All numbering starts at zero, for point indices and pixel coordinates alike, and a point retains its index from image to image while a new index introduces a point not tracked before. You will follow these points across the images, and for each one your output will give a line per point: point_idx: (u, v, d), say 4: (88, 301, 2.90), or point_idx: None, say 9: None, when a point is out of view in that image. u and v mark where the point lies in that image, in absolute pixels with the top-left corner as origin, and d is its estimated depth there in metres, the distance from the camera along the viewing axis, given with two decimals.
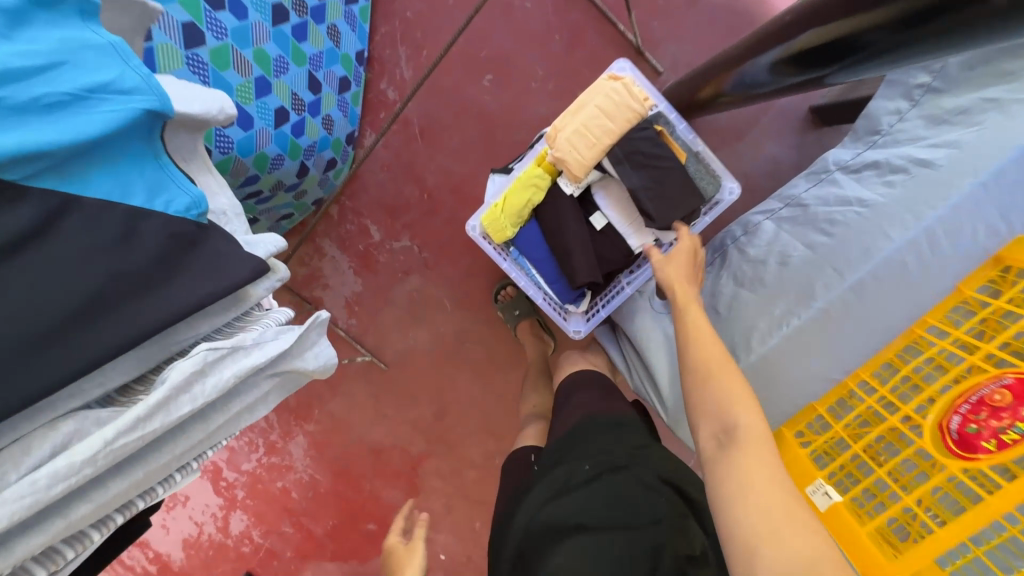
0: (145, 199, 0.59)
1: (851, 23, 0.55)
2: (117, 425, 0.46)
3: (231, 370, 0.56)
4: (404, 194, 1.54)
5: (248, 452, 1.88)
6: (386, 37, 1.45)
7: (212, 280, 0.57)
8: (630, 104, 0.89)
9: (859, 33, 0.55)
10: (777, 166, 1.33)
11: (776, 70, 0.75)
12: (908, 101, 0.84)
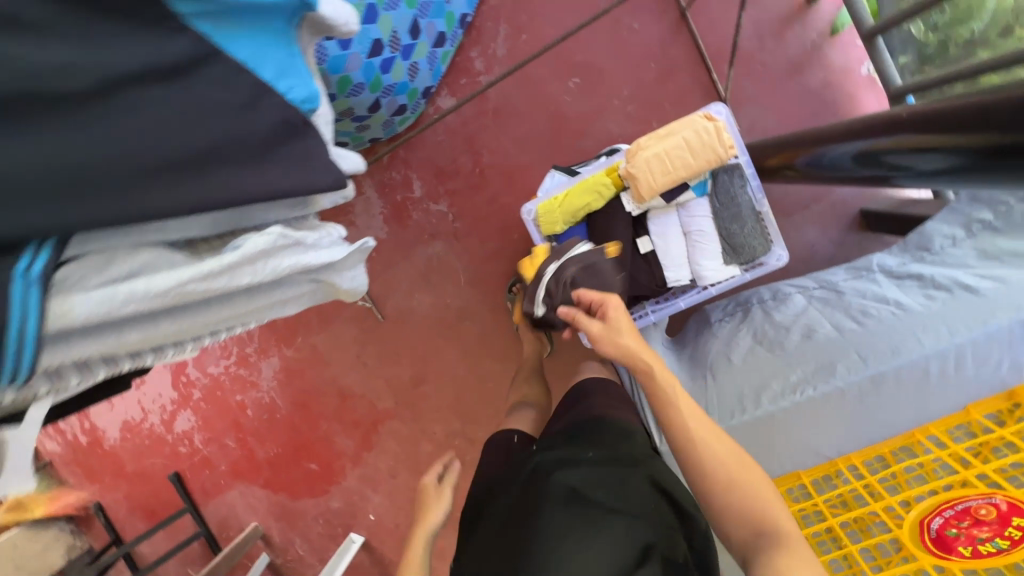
0: (273, 77, 0.53)
1: (937, 139, 0.59)
2: (191, 270, 0.46)
3: (291, 260, 0.58)
4: (458, 162, 1.55)
5: (218, 356, 1.89)
6: (492, 9, 1.44)
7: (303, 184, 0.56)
8: (714, 147, 0.91)
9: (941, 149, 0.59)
10: (812, 253, 1.37)
11: (847, 160, 0.79)
12: (966, 230, 0.89)
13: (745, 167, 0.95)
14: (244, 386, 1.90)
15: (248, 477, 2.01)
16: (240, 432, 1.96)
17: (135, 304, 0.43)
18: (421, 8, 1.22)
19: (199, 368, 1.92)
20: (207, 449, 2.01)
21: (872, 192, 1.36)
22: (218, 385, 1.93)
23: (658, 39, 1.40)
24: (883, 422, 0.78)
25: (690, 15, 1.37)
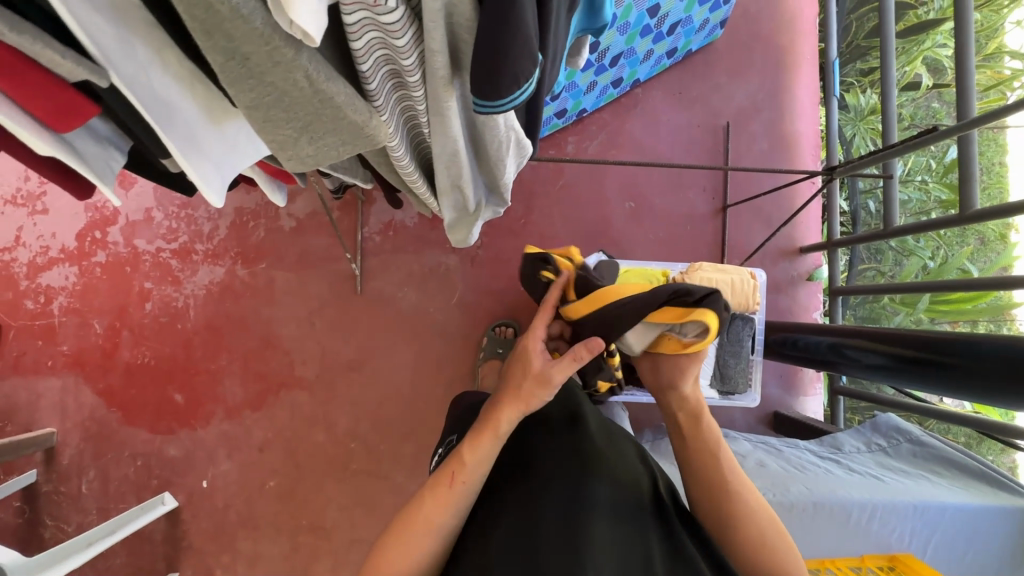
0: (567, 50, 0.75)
1: (886, 346, 0.90)
2: (520, 129, 0.55)
3: (512, 176, 0.68)
4: (510, 206, 1.71)
5: (157, 234, 1.67)
6: (601, 119, 1.73)
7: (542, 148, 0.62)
8: (746, 297, 1.16)
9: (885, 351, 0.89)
10: (733, 425, 1.64)
11: (816, 346, 1.09)
12: (866, 446, 1.19)
13: (755, 323, 1.25)
14: (163, 278, 1.67)
15: (87, 374, 1.66)
16: (117, 321, 1.67)
17: (500, 125, 0.51)
18: (569, 85, 1.46)
19: (124, 233, 1.67)
20: (60, 319, 1.66)
21: (787, 400, 1.67)
22: (132, 262, 1.67)
23: (701, 214, 1.73)
24: (807, 546, 0.93)
25: (729, 211, 1.72)
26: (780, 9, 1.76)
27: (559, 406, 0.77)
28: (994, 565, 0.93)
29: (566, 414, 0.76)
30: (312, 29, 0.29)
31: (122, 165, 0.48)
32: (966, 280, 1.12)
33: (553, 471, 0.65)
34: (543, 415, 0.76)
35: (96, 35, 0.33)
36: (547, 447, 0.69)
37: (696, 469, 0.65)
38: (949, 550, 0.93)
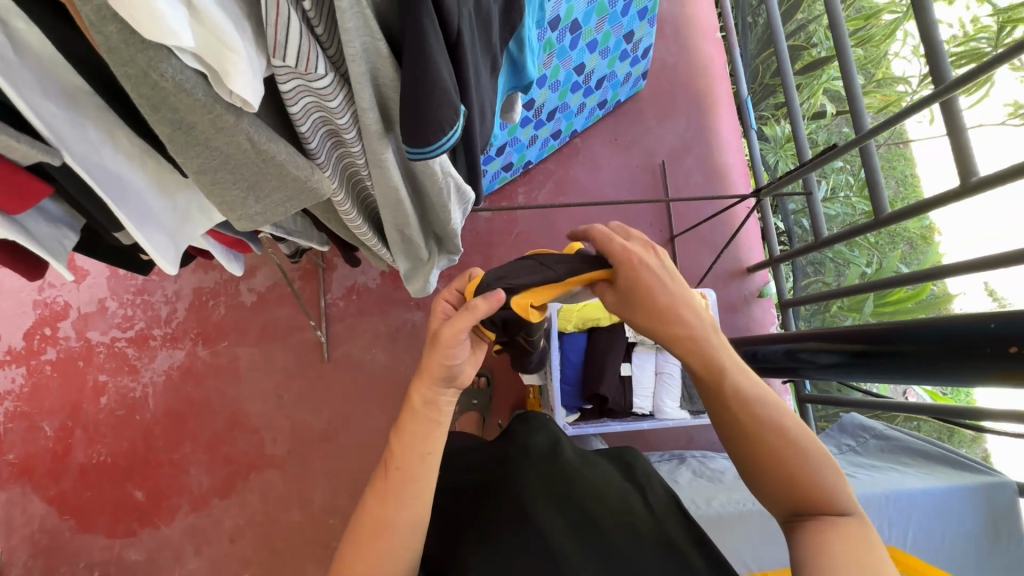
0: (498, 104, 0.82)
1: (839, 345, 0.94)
2: (458, 176, 0.60)
3: (459, 222, 0.73)
4: (469, 257, 1.76)
5: (112, 324, 1.63)
6: (547, 169, 1.83)
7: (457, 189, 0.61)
8: None
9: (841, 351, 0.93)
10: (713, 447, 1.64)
11: (772, 355, 1.13)
12: (838, 448, 1.23)
13: None
14: (118, 368, 1.61)
15: (37, 482, 1.55)
16: (69, 419, 1.58)
17: (435, 172, 0.56)
18: (512, 140, 1.56)
19: (76, 327, 1.62)
20: (6, 426, 1.56)
21: None
22: (85, 356, 1.61)
23: None
24: None
25: (676, 241, 1.82)
26: (694, 59, 1.96)
27: (536, 436, 0.77)
28: (966, 546, 0.95)
29: (543, 444, 0.76)
30: (249, 95, 0.33)
31: (75, 243, 0.50)
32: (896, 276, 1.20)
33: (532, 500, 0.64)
34: (522, 445, 0.75)
35: (49, 120, 0.36)
36: (526, 477, 0.69)
37: (716, 404, 0.50)
38: (924, 535, 0.95)
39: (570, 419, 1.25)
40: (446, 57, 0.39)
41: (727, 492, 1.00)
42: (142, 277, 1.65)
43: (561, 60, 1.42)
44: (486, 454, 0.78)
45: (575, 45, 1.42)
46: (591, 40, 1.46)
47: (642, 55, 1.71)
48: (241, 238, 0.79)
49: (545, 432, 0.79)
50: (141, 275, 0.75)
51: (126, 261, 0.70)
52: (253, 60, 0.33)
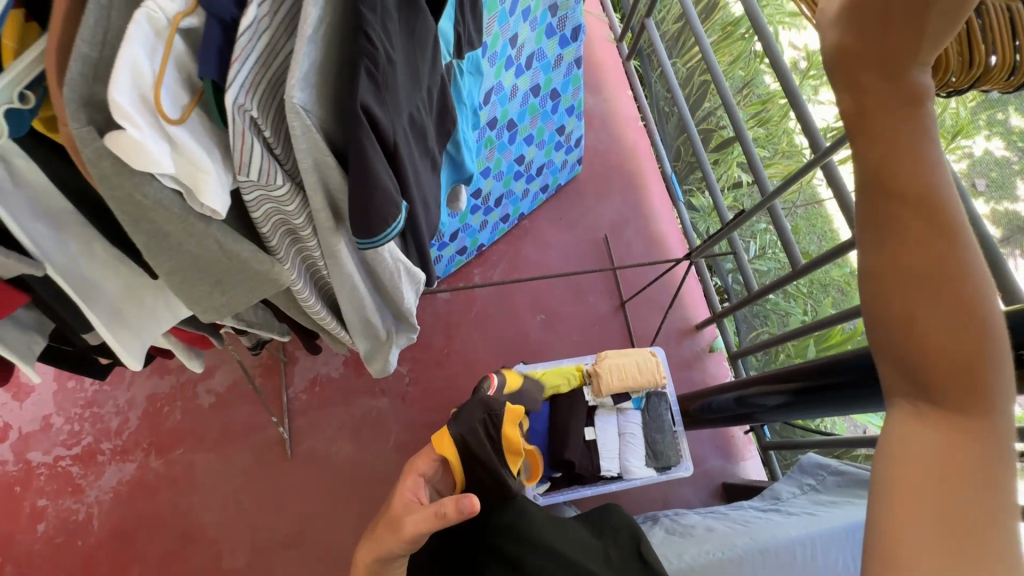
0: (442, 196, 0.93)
1: (779, 386, 1.02)
2: (407, 260, 0.68)
3: (413, 302, 0.79)
4: (431, 339, 1.80)
5: (56, 442, 1.55)
6: (500, 249, 1.95)
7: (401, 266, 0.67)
8: (653, 373, 1.30)
9: (781, 392, 1.01)
10: (689, 506, 1.64)
11: (723, 404, 1.19)
12: (800, 489, 1.27)
13: (669, 397, 1.36)
14: (60, 490, 1.51)
15: None
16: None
17: (385, 258, 0.63)
18: (463, 226, 1.68)
19: (15, 449, 1.53)
20: None
21: (731, 469, 1.73)
22: (23, 480, 1.50)
23: (605, 313, 1.93)
24: None
25: (627, 306, 1.94)
26: (622, 145, 2.21)
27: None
28: None
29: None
30: (217, 205, 0.40)
31: (43, 347, 0.53)
32: (832, 315, 1.34)
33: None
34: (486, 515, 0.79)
35: (37, 238, 0.42)
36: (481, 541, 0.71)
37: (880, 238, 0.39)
38: None
39: (540, 490, 1.25)
40: (385, 163, 0.48)
41: (697, 545, 1.02)
42: (92, 389, 1.60)
43: (501, 153, 1.58)
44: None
45: (513, 140, 1.60)
46: (526, 135, 1.64)
47: (575, 144, 1.91)
48: (202, 335, 0.82)
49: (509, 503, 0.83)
50: (99, 380, 0.76)
51: (85, 367, 0.72)
52: (222, 178, 0.40)
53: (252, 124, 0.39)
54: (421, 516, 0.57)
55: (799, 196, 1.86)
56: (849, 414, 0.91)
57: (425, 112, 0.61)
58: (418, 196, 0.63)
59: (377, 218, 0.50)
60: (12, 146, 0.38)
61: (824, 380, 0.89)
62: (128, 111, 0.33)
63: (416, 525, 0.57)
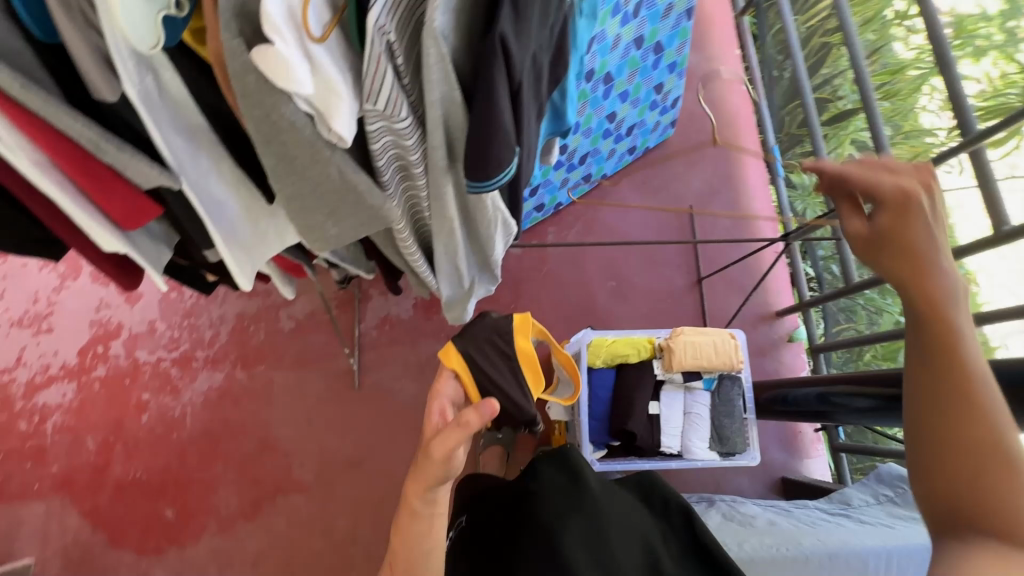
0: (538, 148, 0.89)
1: (873, 389, 0.92)
2: (506, 210, 0.66)
3: (501, 253, 0.78)
4: (499, 293, 1.80)
5: (159, 345, 1.72)
6: (577, 210, 1.90)
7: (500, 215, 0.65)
8: (729, 356, 1.23)
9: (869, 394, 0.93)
10: (742, 494, 1.60)
11: (799, 398, 1.12)
12: (875, 498, 1.19)
13: (742, 382, 1.29)
14: (161, 387, 1.69)
15: (75, 494, 1.60)
16: (111, 435, 1.65)
17: (487, 204, 0.61)
18: (545, 182, 1.63)
19: (126, 346, 1.71)
20: (53, 439, 1.64)
21: (792, 464, 1.66)
22: (132, 374, 1.69)
23: (679, 288, 1.85)
24: None
25: (703, 283, 1.84)
26: (721, 109, 2.04)
27: (554, 467, 0.79)
28: None
29: (565, 475, 0.77)
30: (347, 132, 0.39)
31: (169, 258, 0.57)
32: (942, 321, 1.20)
33: (561, 524, 0.67)
34: (557, 467, 0.78)
35: (174, 150, 0.43)
36: (549, 503, 0.71)
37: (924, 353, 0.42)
38: None
39: (597, 455, 1.26)
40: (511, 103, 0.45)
41: (760, 537, 0.98)
42: (190, 301, 1.74)
43: (594, 109, 1.50)
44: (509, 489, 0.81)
45: (608, 95, 1.51)
46: (622, 91, 1.55)
47: (671, 105, 1.79)
48: (297, 263, 0.85)
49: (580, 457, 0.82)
50: (205, 294, 0.81)
51: (193, 280, 0.77)
52: (353, 105, 0.39)
53: (388, 49, 0.38)
54: (447, 435, 0.55)
55: None
56: None
57: (546, 52, 0.57)
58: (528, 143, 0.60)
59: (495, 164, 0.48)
60: (162, 55, 0.38)
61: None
62: (279, 26, 0.31)
63: (443, 446, 0.55)
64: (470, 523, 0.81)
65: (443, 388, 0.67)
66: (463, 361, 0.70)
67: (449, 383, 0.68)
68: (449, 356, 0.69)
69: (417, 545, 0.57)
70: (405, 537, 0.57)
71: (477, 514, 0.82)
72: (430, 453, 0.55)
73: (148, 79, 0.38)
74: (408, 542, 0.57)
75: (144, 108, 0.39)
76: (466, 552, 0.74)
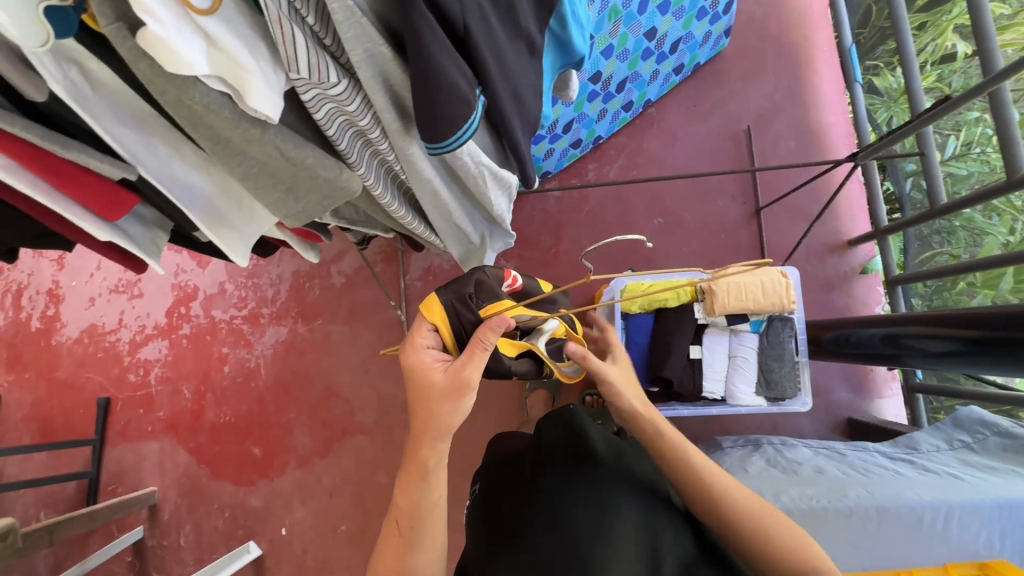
0: (544, 86, 0.81)
1: (953, 330, 0.81)
2: (492, 162, 0.61)
3: (504, 206, 0.74)
4: (539, 238, 1.76)
5: (230, 304, 1.87)
6: (619, 142, 1.77)
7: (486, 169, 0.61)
8: (780, 297, 1.12)
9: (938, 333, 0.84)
10: (801, 436, 1.52)
11: (863, 342, 1.01)
12: (948, 444, 1.08)
13: (795, 322, 1.19)
14: (237, 342, 1.86)
15: (180, 435, 1.85)
16: (201, 385, 1.86)
17: (465, 160, 0.57)
18: (579, 116, 1.52)
19: (203, 306, 1.89)
20: (156, 388, 1.88)
21: (860, 405, 1.54)
22: (211, 331, 1.88)
23: (734, 220, 1.70)
24: (885, 554, 0.86)
25: (762, 214, 1.68)
26: (788, 8, 1.76)
27: (561, 435, 0.78)
28: None
29: (571, 438, 0.77)
30: (265, 108, 0.36)
31: (166, 241, 0.59)
32: None
33: (564, 495, 0.67)
34: (564, 432, 0.79)
35: (122, 140, 0.43)
36: (553, 477, 0.70)
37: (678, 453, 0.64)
38: None
39: None
40: (451, 52, 0.40)
41: (800, 487, 0.95)
42: (252, 263, 1.87)
43: (628, 28, 1.34)
44: (521, 460, 0.82)
45: (644, 9, 1.33)
46: (662, 3, 1.36)
47: (724, 11, 1.56)
48: (311, 230, 0.86)
49: (588, 418, 0.81)
50: None
51: None
52: (268, 77, 0.36)
53: (290, 10, 0.34)
54: (474, 359, 0.60)
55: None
56: None
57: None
58: (504, 88, 0.54)
59: (449, 122, 0.44)
60: (77, 45, 0.37)
61: (1022, 335, 0.70)
62: (146, 3, 0.29)
63: (476, 369, 0.60)
64: (487, 491, 0.83)
65: (422, 339, 0.66)
66: (447, 317, 0.68)
67: (428, 336, 0.67)
68: (435, 309, 0.68)
69: (427, 502, 0.60)
70: (409, 497, 0.60)
71: (495, 483, 0.83)
72: (462, 382, 0.60)
73: (73, 73, 0.38)
74: (422, 504, 0.60)
75: (77, 103, 0.39)
76: (482, 521, 0.76)
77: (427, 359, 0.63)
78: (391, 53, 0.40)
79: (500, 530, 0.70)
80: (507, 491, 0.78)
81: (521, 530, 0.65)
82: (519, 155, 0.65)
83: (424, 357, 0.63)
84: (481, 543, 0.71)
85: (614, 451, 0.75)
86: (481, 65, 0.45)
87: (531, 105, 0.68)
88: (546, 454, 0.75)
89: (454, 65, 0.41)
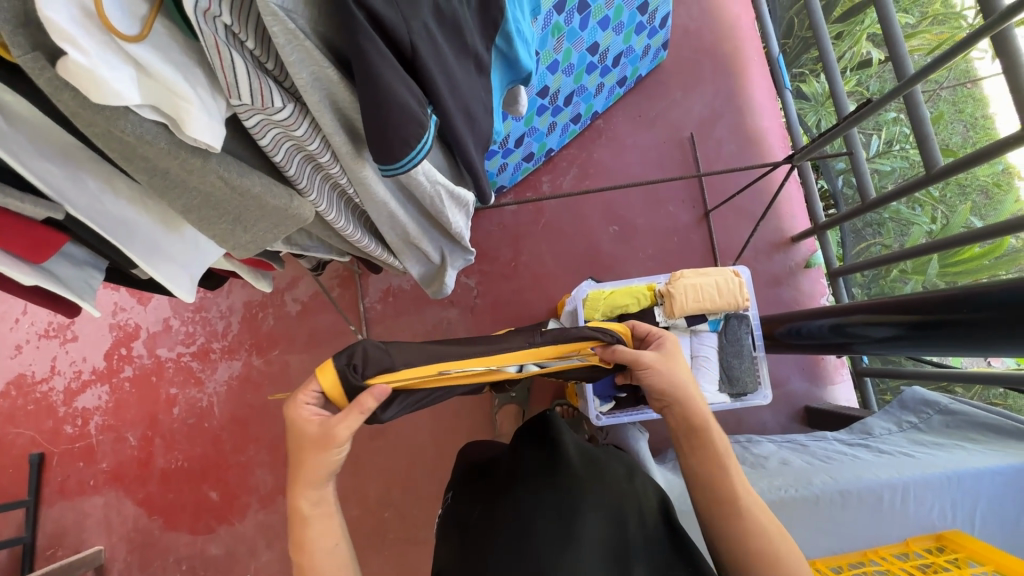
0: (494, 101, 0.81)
1: (891, 317, 0.86)
2: (448, 181, 0.61)
3: (462, 223, 0.74)
4: (499, 252, 1.76)
5: (177, 341, 1.77)
6: (570, 154, 1.80)
7: (440, 188, 0.61)
8: (734, 295, 1.17)
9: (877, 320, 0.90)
10: (764, 428, 1.58)
11: (813, 333, 1.07)
12: (897, 426, 1.14)
13: (750, 319, 1.23)
14: (186, 381, 1.75)
15: (127, 486, 1.72)
16: (149, 430, 1.74)
17: (421, 180, 0.56)
18: (530, 129, 1.54)
19: (147, 345, 1.77)
20: (97, 438, 1.74)
21: (816, 393, 1.61)
22: (157, 371, 1.76)
23: (684, 224, 1.76)
24: (849, 535, 0.90)
25: (711, 217, 1.75)
26: (718, 20, 1.86)
27: (533, 445, 0.77)
28: None
29: (544, 448, 0.76)
30: (206, 139, 0.34)
31: (101, 281, 0.55)
32: (969, 232, 1.09)
33: (534, 508, 0.65)
34: (539, 443, 0.78)
35: (46, 176, 0.40)
36: (527, 489, 0.69)
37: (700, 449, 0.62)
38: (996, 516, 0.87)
39: (604, 409, 1.24)
40: (399, 72, 0.39)
41: (769, 479, 0.97)
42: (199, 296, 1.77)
43: (571, 43, 1.38)
44: (491, 470, 0.80)
45: (585, 25, 1.38)
46: (601, 18, 1.41)
47: (660, 25, 1.63)
48: (261, 259, 0.83)
49: (562, 426, 0.80)
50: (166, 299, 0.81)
51: None
52: (208, 105, 0.34)
53: (227, 34, 0.33)
54: (348, 419, 0.55)
55: (948, 72, 1.53)
56: (976, 355, 0.76)
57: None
58: (455, 106, 0.54)
59: (403, 143, 0.43)
60: None
61: (956, 316, 0.75)
62: (67, 31, 0.27)
63: (348, 429, 0.55)
64: (458, 497, 0.81)
65: (304, 395, 0.58)
66: (338, 384, 0.57)
67: (314, 393, 0.58)
68: (324, 373, 0.57)
69: (317, 548, 0.58)
70: (302, 544, 0.58)
71: (465, 489, 0.81)
72: (330, 438, 0.55)
73: None
74: (310, 550, 0.58)
75: None
76: (451, 525, 0.75)
77: (305, 417, 0.57)
78: (338, 73, 0.39)
79: (472, 539, 0.68)
80: (478, 498, 0.76)
81: (488, 540, 0.64)
82: (474, 171, 0.65)
83: (301, 414, 0.57)
84: (450, 550, 0.70)
85: (584, 460, 0.74)
86: (430, 83, 0.44)
87: (483, 121, 0.69)
88: (520, 464, 0.74)
89: (406, 84, 0.40)
